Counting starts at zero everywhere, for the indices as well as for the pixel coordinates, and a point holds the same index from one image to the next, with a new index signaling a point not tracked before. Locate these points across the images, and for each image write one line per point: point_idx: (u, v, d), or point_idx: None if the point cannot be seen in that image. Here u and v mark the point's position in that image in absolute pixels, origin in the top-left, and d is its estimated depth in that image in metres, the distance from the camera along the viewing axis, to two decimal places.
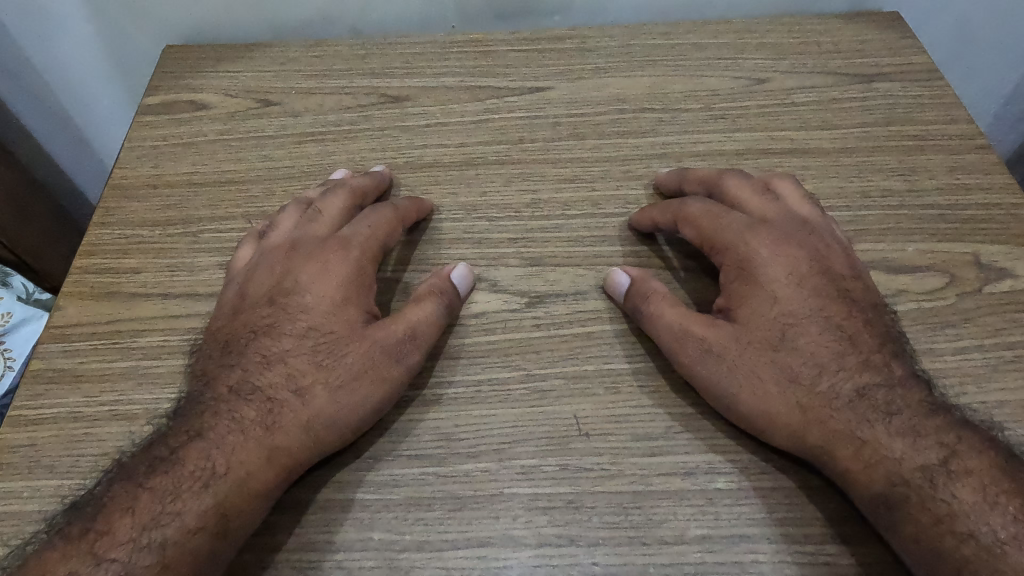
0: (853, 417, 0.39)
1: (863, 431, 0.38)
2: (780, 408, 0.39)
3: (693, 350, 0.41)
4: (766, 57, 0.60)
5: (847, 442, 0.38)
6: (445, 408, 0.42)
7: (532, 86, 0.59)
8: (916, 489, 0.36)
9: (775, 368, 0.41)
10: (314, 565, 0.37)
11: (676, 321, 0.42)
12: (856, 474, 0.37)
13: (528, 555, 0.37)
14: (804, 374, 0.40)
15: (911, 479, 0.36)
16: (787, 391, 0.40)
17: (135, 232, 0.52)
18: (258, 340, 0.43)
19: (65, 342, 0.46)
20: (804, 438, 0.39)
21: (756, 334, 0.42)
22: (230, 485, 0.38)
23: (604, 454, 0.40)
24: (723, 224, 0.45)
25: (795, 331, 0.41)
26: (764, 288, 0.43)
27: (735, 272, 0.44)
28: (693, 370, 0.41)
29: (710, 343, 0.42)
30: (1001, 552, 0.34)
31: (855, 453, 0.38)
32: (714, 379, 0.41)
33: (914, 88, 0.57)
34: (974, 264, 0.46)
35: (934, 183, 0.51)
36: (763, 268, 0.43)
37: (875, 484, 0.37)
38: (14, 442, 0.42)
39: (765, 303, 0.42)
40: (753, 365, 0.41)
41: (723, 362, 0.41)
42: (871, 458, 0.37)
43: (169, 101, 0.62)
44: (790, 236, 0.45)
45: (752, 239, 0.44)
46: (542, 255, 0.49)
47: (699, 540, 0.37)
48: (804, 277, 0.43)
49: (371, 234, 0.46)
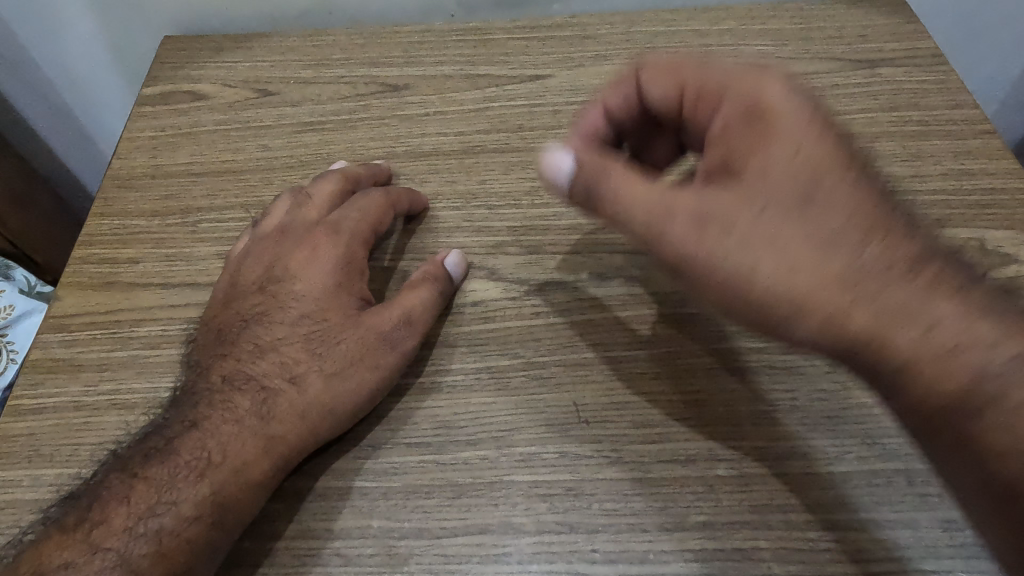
0: (902, 299, 0.34)
1: (912, 311, 0.34)
2: (817, 282, 0.35)
3: (686, 227, 0.38)
4: (768, 43, 0.59)
5: (902, 321, 0.34)
6: (444, 395, 0.42)
7: (531, 75, 0.59)
8: (993, 384, 0.33)
9: (811, 236, 0.36)
10: (313, 553, 0.37)
11: (658, 191, 0.38)
12: (922, 360, 0.34)
13: (528, 542, 0.37)
14: (838, 249, 0.35)
15: (984, 372, 0.33)
16: (829, 257, 0.35)
17: (134, 222, 0.52)
18: (251, 327, 0.43)
19: (65, 331, 0.46)
20: (846, 321, 0.35)
21: (777, 194, 0.36)
22: (225, 474, 0.37)
23: (604, 441, 0.40)
24: (719, 80, 0.40)
25: (821, 188, 0.36)
26: (779, 137, 0.37)
27: (742, 120, 0.39)
28: (707, 253, 0.37)
29: (714, 212, 0.37)
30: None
31: (909, 329, 0.34)
32: (724, 256, 0.37)
33: (918, 73, 0.56)
34: (979, 250, 0.46)
35: (938, 169, 0.50)
36: (779, 117, 0.38)
37: (940, 372, 0.34)
38: (14, 431, 0.42)
39: (786, 152, 0.37)
40: (776, 233, 0.36)
41: (734, 234, 0.37)
42: (927, 333, 0.34)
43: (167, 91, 0.61)
44: (791, 86, 0.39)
45: (754, 89, 0.39)
46: (542, 243, 0.48)
47: (699, 526, 0.37)
48: (819, 133, 0.38)
49: (362, 220, 0.46)
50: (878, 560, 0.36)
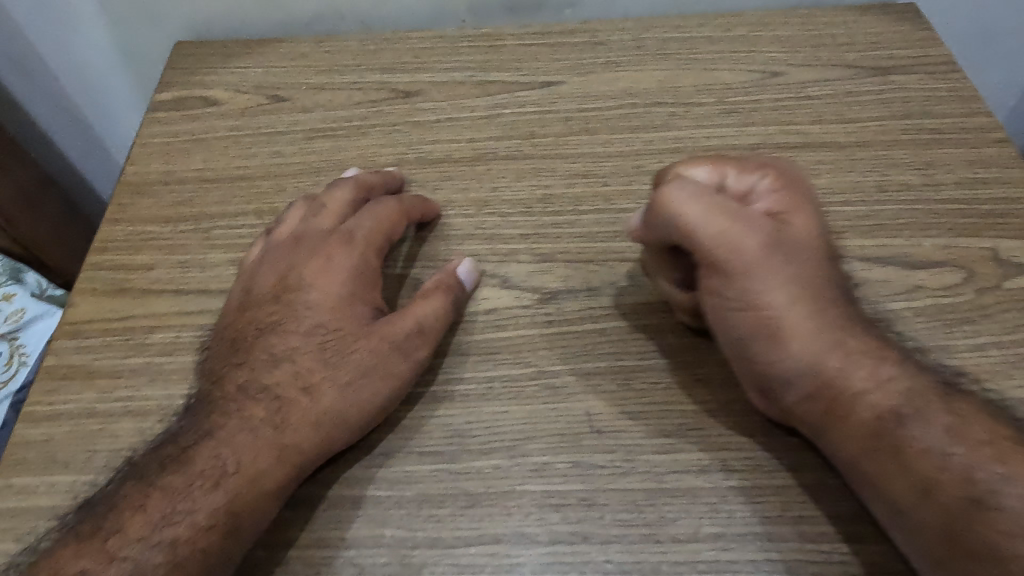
0: (879, 340, 0.39)
1: (879, 354, 0.39)
2: (816, 331, 0.39)
3: (746, 250, 0.40)
4: (779, 50, 0.59)
5: (863, 361, 0.38)
6: (457, 404, 0.42)
7: (543, 81, 0.59)
8: (927, 403, 0.37)
9: (823, 284, 0.40)
10: (326, 562, 0.37)
11: (726, 210, 0.40)
12: (869, 392, 0.38)
13: (541, 552, 0.37)
14: (840, 297, 0.41)
15: (926, 394, 0.37)
16: (830, 309, 0.40)
17: (148, 228, 0.53)
18: (265, 336, 0.43)
19: (79, 338, 0.46)
20: (825, 364, 0.38)
21: (809, 247, 0.41)
22: (240, 483, 0.38)
23: (617, 451, 0.40)
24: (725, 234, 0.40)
25: (833, 254, 0.42)
26: (813, 205, 0.43)
27: (784, 182, 0.43)
28: (737, 259, 0.39)
29: (767, 242, 0.40)
30: (1010, 458, 0.34)
31: (870, 372, 0.38)
32: (764, 281, 0.39)
33: (931, 81, 0.56)
34: (993, 260, 0.45)
35: (951, 178, 0.50)
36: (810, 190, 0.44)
37: (888, 399, 0.37)
38: (30, 438, 0.42)
39: (816, 222, 0.42)
40: (792, 279, 0.40)
41: (747, 256, 0.39)
42: (882, 376, 0.38)
43: (180, 97, 0.62)
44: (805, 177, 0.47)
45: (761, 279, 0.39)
46: (554, 251, 0.48)
47: (713, 538, 0.37)
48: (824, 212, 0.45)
49: (376, 228, 0.46)
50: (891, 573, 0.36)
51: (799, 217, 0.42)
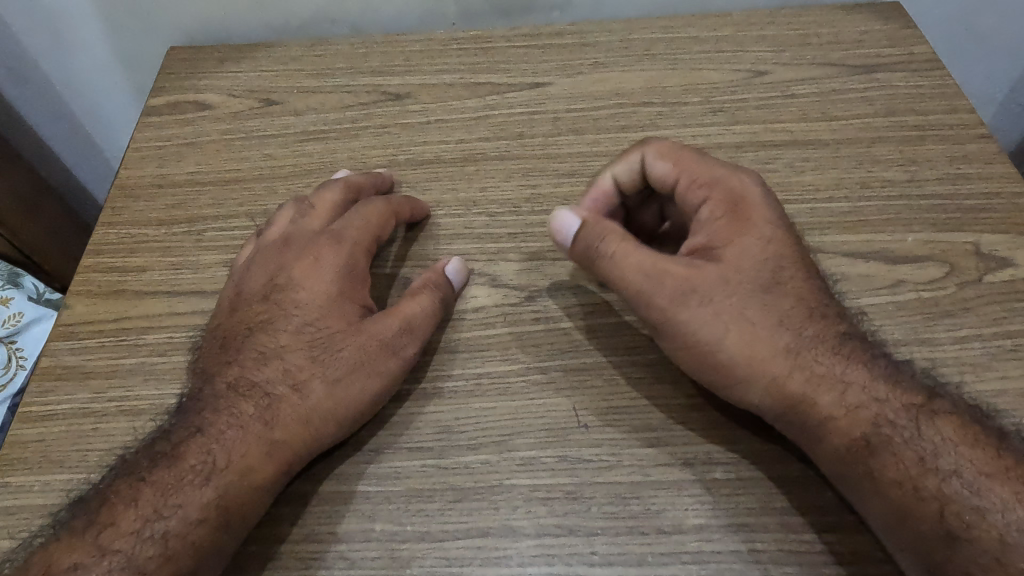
0: (841, 362, 0.40)
1: (848, 376, 0.39)
2: (765, 359, 0.39)
3: (671, 295, 0.41)
4: (765, 50, 0.60)
5: (827, 387, 0.39)
6: (446, 400, 0.42)
7: (532, 82, 0.60)
8: (899, 430, 0.38)
9: (765, 313, 0.40)
10: (317, 556, 0.38)
11: (647, 263, 0.41)
12: (839, 420, 0.38)
13: (529, 544, 0.37)
14: (793, 320, 0.40)
15: (896, 420, 0.38)
16: (778, 336, 0.40)
17: (142, 231, 0.53)
18: (254, 335, 0.44)
19: (73, 339, 0.47)
20: (787, 390, 0.39)
21: (747, 277, 0.41)
22: (231, 478, 0.38)
23: (603, 445, 0.40)
24: (653, 280, 0.41)
25: (784, 277, 0.42)
26: (755, 229, 0.43)
27: (722, 208, 0.43)
28: (664, 307, 0.41)
29: (694, 285, 0.41)
30: (980, 488, 0.36)
31: (838, 397, 0.39)
32: (697, 323, 0.40)
33: (915, 78, 0.57)
34: (974, 253, 0.46)
35: (934, 173, 0.51)
36: (755, 209, 0.43)
37: (857, 428, 0.38)
38: (26, 437, 0.42)
39: (757, 246, 0.42)
40: (727, 315, 0.40)
41: (677, 298, 0.41)
42: (851, 401, 0.39)
43: (174, 101, 0.62)
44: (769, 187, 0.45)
45: (697, 320, 0.40)
46: (542, 249, 0.49)
47: (697, 529, 0.37)
48: (789, 224, 0.44)
49: (365, 227, 0.46)
50: (873, 562, 0.36)
51: (744, 242, 0.42)
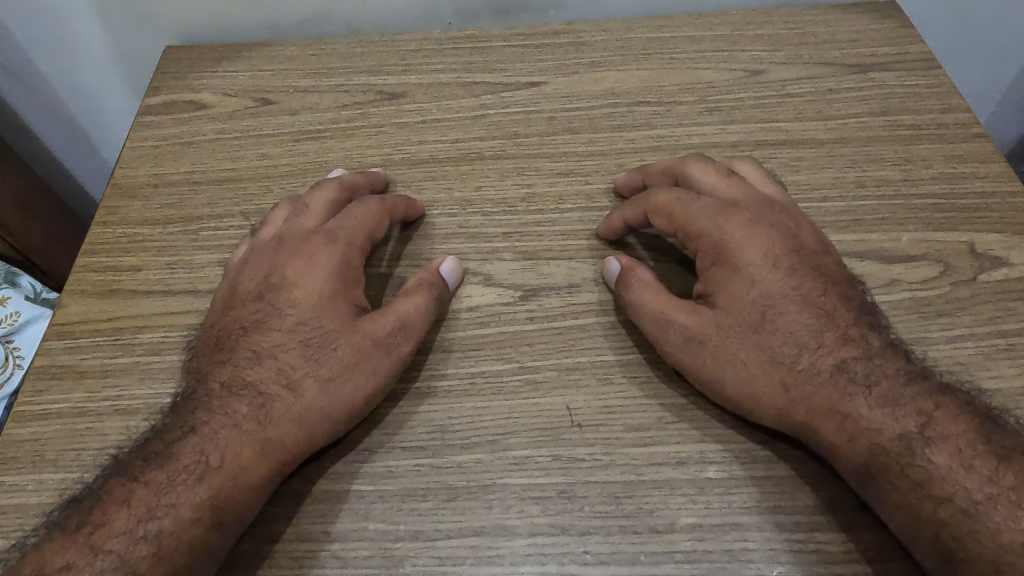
0: (837, 392, 0.39)
1: (855, 398, 0.39)
2: (766, 392, 0.40)
3: (676, 339, 0.42)
4: (761, 49, 0.60)
5: (832, 413, 0.39)
6: (440, 399, 0.42)
7: (527, 82, 0.60)
8: (899, 454, 0.37)
9: (757, 351, 0.41)
10: (311, 555, 0.38)
11: (655, 309, 0.43)
12: (841, 446, 0.38)
13: (522, 544, 0.37)
14: (786, 354, 0.41)
15: (892, 447, 0.37)
16: (774, 372, 0.40)
17: (137, 231, 0.53)
18: (248, 335, 0.44)
19: (68, 339, 0.47)
20: (792, 418, 0.39)
21: (736, 319, 0.42)
22: (224, 477, 0.38)
23: (597, 444, 0.40)
24: (660, 324, 0.42)
25: (775, 313, 0.42)
26: (745, 267, 0.43)
27: (711, 258, 0.44)
28: (669, 350, 0.42)
29: (694, 330, 0.42)
30: (985, 509, 0.34)
31: (845, 422, 0.38)
32: (697, 366, 0.41)
33: (910, 77, 0.57)
34: (969, 253, 0.46)
35: (929, 173, 0.51)
36: (739, 251, 0.43)
37: (859, 455, 0.38)
38: (20, 436, 0.42)
39: (744, 287, 0.43)
40: (730, 356, 0.41)
41: (683, 339, 0.42)
42: (858, 427, 0.38)
43: (169, 101, 0.62)
44: (765, 215, 0.45)
45: (704, 360, 0.41)
46: (537, 248, 0.49)
47: (690, 528, 0.37)
48: (780, 256, 0.44)
49: (360, 225, 0.46)
50: (866, 561, 0.36)
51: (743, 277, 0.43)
